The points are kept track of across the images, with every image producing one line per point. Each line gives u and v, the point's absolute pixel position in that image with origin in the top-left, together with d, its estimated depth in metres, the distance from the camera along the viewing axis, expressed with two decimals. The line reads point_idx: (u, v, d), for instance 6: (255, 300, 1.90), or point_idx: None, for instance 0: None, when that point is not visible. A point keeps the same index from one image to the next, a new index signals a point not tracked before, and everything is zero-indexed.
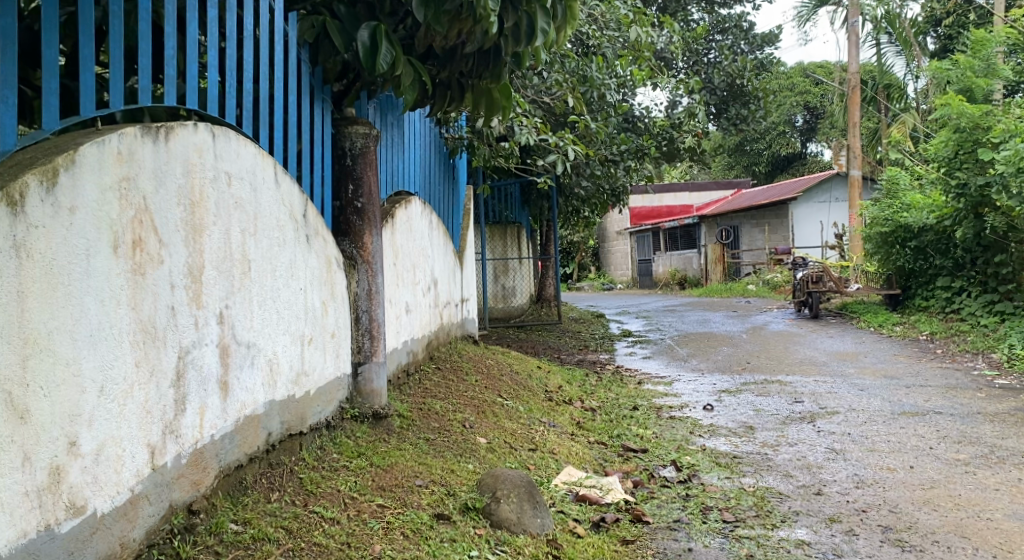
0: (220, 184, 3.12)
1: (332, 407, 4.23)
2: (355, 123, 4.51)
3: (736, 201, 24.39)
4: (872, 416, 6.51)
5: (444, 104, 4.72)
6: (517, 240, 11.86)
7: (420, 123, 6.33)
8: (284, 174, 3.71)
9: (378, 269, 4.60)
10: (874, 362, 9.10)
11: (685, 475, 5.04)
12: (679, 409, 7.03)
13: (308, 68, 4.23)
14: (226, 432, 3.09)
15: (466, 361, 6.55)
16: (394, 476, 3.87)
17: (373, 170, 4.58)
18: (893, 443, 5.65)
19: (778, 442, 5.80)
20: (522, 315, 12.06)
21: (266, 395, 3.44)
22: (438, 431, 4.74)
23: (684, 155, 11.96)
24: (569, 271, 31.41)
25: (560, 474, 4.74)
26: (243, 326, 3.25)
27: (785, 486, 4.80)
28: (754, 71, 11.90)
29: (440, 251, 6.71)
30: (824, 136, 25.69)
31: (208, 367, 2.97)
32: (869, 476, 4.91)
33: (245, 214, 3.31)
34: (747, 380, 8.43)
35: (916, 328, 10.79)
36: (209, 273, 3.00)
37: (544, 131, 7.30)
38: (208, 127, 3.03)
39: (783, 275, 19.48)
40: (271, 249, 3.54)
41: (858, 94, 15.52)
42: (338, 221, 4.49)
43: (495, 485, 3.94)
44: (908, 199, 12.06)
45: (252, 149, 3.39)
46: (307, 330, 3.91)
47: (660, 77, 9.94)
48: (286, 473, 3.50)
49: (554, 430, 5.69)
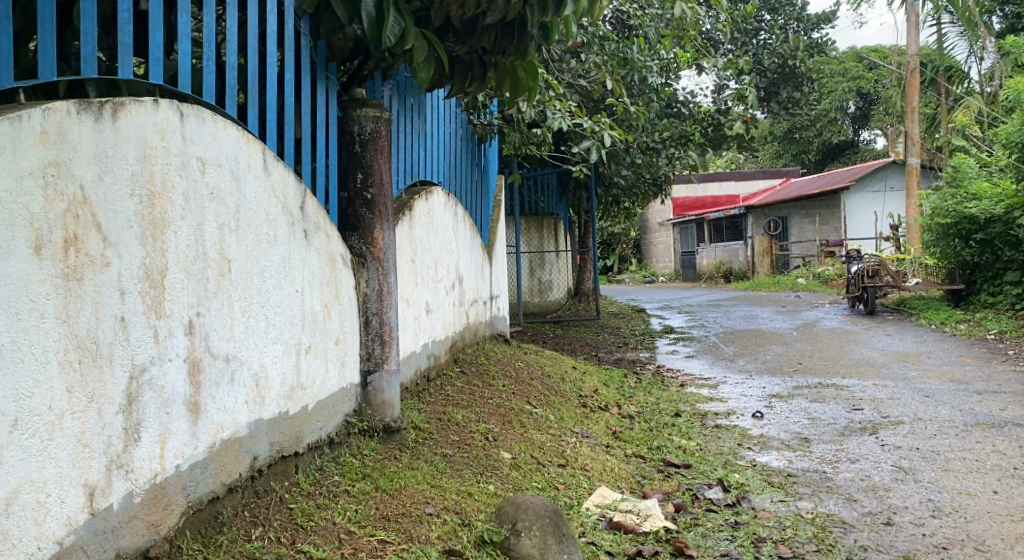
0: (191, 170, 2.67)
1: (336, 422, 3.77)
2: (365, 105, 4.04)
3: (784, 191, 23.65)
4: (942, 427, 5.93)
5: (464, 84, 4.27)
6: (554, 232, 11.36)
7: (444, 107, 5.86)
8: (276, 160, 3.25)
9: (390, 267, 4.12)
10: (939, 364, 8.49)
11: (734, 497, 4.56)
12: (726, 416, 6.51)
13: (310, 43, 3.75)
14: (197, 462, 2.67)
15: (494, 364, 6.06)
16: (400, 503, 3.40)
17: (384, 157, 4.11)
18: (970, 461, 5.08)
19: (838, 458, 5.26)
20: (559, 310, 11.56)
21: (250, 415, 2.99)
22: (457, 445, 4.27)
23: (731, 144, 11.54)
24: (611, 262, 30.83)
25: (593, 496, 4.27)
26: (219, 337, 2.80)
27: (848, 513, 4.33)
28: (808, 52, 11.25)
29: (466, 246, 6.24)
30: (879, 123, 24.80)
31: (172, 388, 2.55)
32: (946, 503, 4.40)
33: (224, 207, 2.86)
34: (799, 383, 7.86)
35: (982, 327, 10.14)
36: (173, 274, 2.56)
37: (580, 116, 6.82)
38: (176, 106, 2.59)
39: (834, 268, 18.77)
40: (258, 246, 3.08)
41: (918, 78, 14.83)
42: (346, 214, 4.02)
43: (516, 515, 3.46)
44: (972, 189, 11.38)
45: (235, 131, 2.93)
46: (303, 337, 3.46)
47: (707, 58, 9.43)
48: (274, 504, 3.06)
49: (587, 441, 5.20)
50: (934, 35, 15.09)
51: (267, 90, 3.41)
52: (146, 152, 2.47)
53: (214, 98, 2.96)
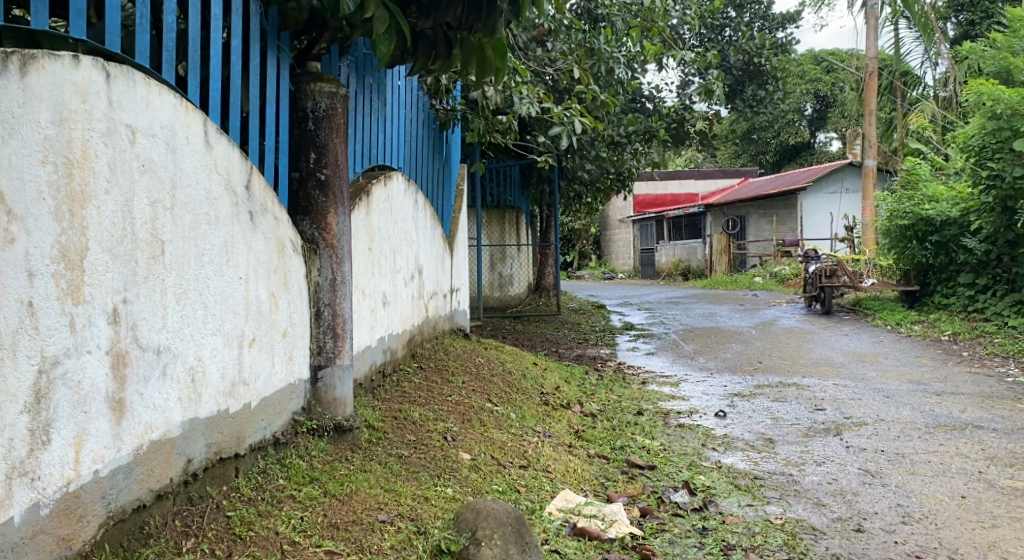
0: (120, 139, 2.37)
1: (282, 420, 3.49)
2: (320, 80, 3.75)
3: (742, 190, 23.65)
4: (905, 429, 5.78)
5: (427, 62, 3.99)
6: (515, 226, 11.11)
7: (406, 88, 5.58)
8: (218, 133, 2.95)
9: (345, 255, 3.84)
10: (896, 364, 8.39)
11: (700, 501, 4.36)
12: (688, 416, 6.31)
13: (260, 9, 3.45)
14: (120, 467, 2.38)
15: (453, 360, 5.80)
16: (350, 510, 3.15)
17: (340, 137, 3.83)
18: (936, 465, 4.93)
19: (804, 460, 5.08)
20: (519, 305, 11.32)
21: (183, 414, 2.70)
22: (414, 446, 4.01)
23: (693, 142, 11.39)
24: (571, 259, 30.68)
25: (556, 500, 4.04)
26: (149, 328, 2.50)
27: (817, 518, 4.15)
28: (774, 50, 11.11)
29: (427, 236, 5.96)
30: (835, 125, 24.92)
31: (91, 384, 2.26)
32: (916, 509, 4.23)
33: (158, 181, 2.57)
34: (761, 382, 7.71)
35: (936, 328, 10.09)
36: (95, 254, 2.27)
37: (548, 103, 6.59)
38: (101, 65, 2.29)
39: (791, 268, 18.78)
40: (196, 226, 2.80)
41: (876, 81, 14.79)
42: (297, 197, 3.73)
43: (475, 523, 3.21)
44: (929, 191, 11.38)
45: (171, 98, 2.64)
46: (247, 329, 3.18)
47: (673, 51, 9.20)
48: (209, 512, 2.78)
49: (549, 441, 4.96)
50: (892, 40, 15.03)
51: (211, 58, 3.11)
52: (61, 115, 2.19)
53: (148, 60, 2.65)
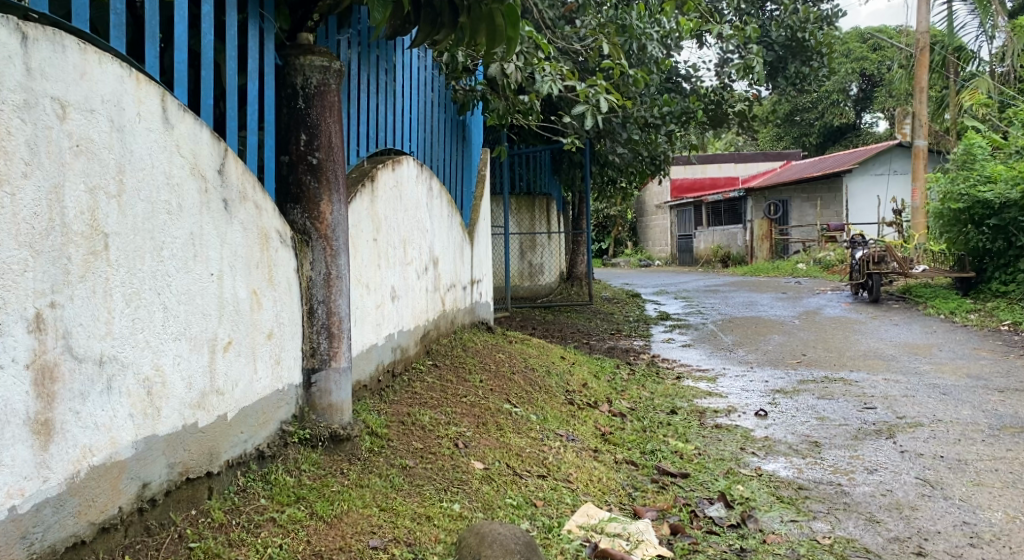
0: (43, 113, 2.10)
1: (268, 432, 3.13)
2: (311, 53, 3.37)
3: (783, 174, 22.96)
4: (966, 432, 5.29)
5: (431, 31, 3.58)
6: (546, 213, 10.75)
7: (418, 64, 5.18)
8: (181, 110, 2.59)
9: (341, 247, 3.46)
10: (953, 357, 7.86)
11: (738, 516, 3.94)
12: (726, 415, 5.88)
13: None
14: (45, 498, 2.10)
15: (471, 357, 5.41)
16: (338, 535, 2.78)
17: (334, 115, 3.45)
18: (1005, 474, 4.46)
19: (854, 468, 4.62)
20: (550, 294, 10.97)
21: (136, 432, 2.38)
22: (420, 455, 3.63)
23: (731, 123, 10.87)
24: (606, 245, 30.22)
25: (576, 515, 3.64)
26: (88, 335, 2.21)
27: (871, 538, 3.71)
28: (818, 24, 10.52)
29: (443, 224, 5.56)
30: (882, 105, 24.05)
31: (5, 405, 2.00)
32: (985, 528, 3.78)
33: (100, 165, 2.26)
34: (805, 377, 7.22)
35: (994, 317, 9.52)
36: (7, 250, 2.01)
37: (572, 80, 6.16)
38: (14, 26, 2.03)
39: (835, 253, 18.10)
40: (154, 216, 2.45)
41: (927, 57, 14.06)
42: (287, 183, 3.36)
43: (478, 550, 2.83)
44: (986, 170, 10.65)
45: (117, 68, 2.31)
46: (220, 332, 2.81)
47: (710, 26, 8.69)
48: (168, 545, 2.46)
49: (572, 446, 4.55)
50: (944, 13, 14.26)
51: (174, 24, 2.73)
52: None
53: (86, 24, 2.29)
